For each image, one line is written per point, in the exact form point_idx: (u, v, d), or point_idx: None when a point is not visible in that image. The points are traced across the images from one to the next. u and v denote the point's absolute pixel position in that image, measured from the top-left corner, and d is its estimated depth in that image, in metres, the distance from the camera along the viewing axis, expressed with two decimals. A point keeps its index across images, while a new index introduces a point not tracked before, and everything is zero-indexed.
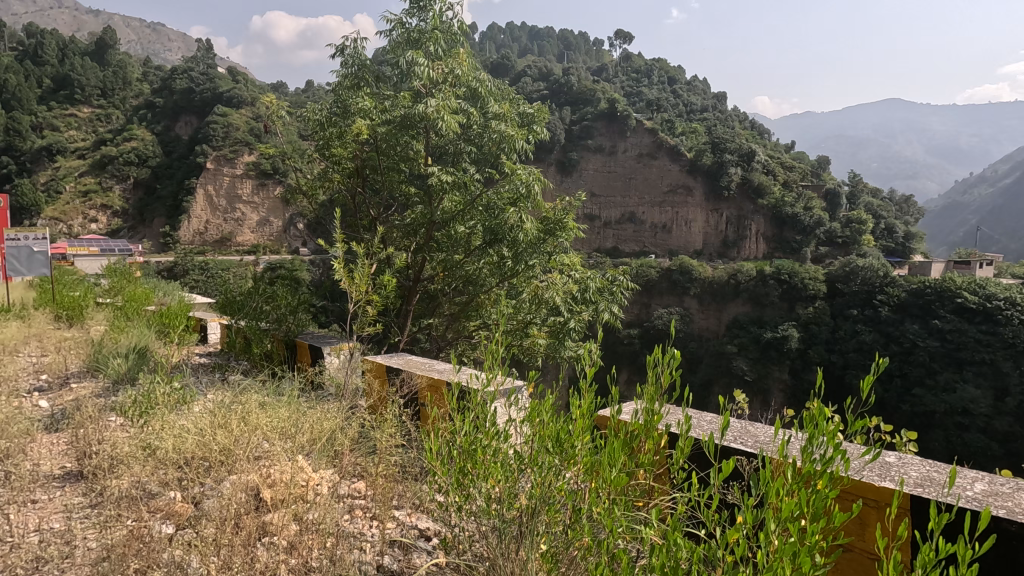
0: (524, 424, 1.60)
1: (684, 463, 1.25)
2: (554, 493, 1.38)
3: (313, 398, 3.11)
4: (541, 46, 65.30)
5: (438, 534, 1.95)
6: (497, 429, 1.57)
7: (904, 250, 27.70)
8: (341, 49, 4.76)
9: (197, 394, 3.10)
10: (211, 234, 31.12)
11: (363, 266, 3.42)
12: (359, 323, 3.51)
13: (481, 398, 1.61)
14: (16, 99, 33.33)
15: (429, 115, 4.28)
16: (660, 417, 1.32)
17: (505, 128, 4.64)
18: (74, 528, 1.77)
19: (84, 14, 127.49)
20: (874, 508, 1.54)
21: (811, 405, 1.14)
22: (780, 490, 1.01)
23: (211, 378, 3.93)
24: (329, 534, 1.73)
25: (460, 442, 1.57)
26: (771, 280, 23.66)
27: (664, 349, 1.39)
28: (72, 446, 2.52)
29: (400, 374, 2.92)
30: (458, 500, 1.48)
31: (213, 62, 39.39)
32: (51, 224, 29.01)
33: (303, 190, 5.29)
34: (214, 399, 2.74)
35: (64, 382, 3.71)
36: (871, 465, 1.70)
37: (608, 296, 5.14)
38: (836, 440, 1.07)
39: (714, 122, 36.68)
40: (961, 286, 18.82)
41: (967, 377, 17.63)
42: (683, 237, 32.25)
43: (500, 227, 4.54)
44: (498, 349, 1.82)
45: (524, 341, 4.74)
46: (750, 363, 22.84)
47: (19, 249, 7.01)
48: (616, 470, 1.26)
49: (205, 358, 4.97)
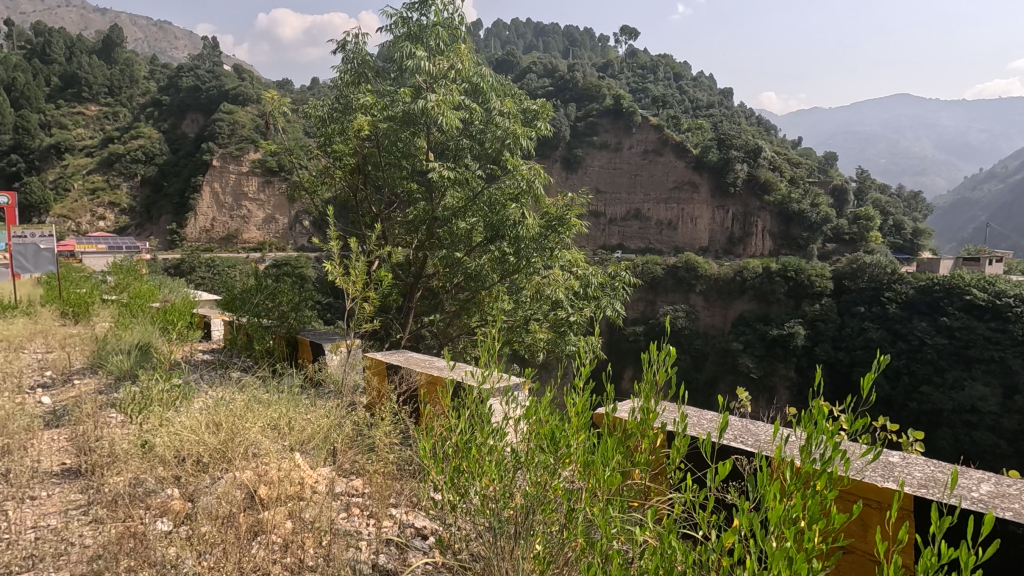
0: (521, 422, 1.59)
1: (681, 463, 1.23)
2: (550, 492, 1.38)
3: (317, 396, 3.14)
4: (547, 43, 65.23)
5: (434, 533, 1.95)
6: (492, 427, 1.56)
7: (912, 247, 27.47)
8: (341, 45, 4.73)
9: (196, 391, 3.10)
10: (217, 232, 31.29)
11: (360, 263, 3.39)
12: (357, 322, 3.46)
13: (476, 393, 1.61)
14: (24, 97, 33.71)
15: (429, 111, 4.26)
16: (654, 416, 1.31)
17: (508, 124, 4.63)
18: (69, 527, 1.77)
19: (93, 13, 128.53)
20: (876, 510, 1.52)
21: (812, 405, 1.12)
22: (779, 495, 0.99)
23: (215, 375, 3.94)
24: (324, 532, 1.75)
25: (456, 437, 1.57)
26: (778, 276, 23.51)
27: (661, 346, 1.37)
28: (71, 442, 2.55)
29: (400, 371, 2.92)
30: (453, 499, 1.49)
31: (218, 59, 39.48)
32: (60, 222, 29.21)
33: (305, 186, 5.30)
34: (214, 396, 2.74)
35: (67, 378, 3.75)
36: (875, 466, 1.67)
37: (610, 292, 5.11)
38: (837, 441, 1.05)
39: (720, 117, 36.42)
40: (970, 283, 18.86)
41: (976, 374, 17.48)
42: (688, 233, 32.05)
43: (501, 223, 4.53)
44: (495, 343, 1.83)
45: (525, 337, 4.86)
46: (755, 360, 22.69)
47: (25, 247, 7.09)
48: (610, 469, 1.25)
49: (207, 354, 5.01)
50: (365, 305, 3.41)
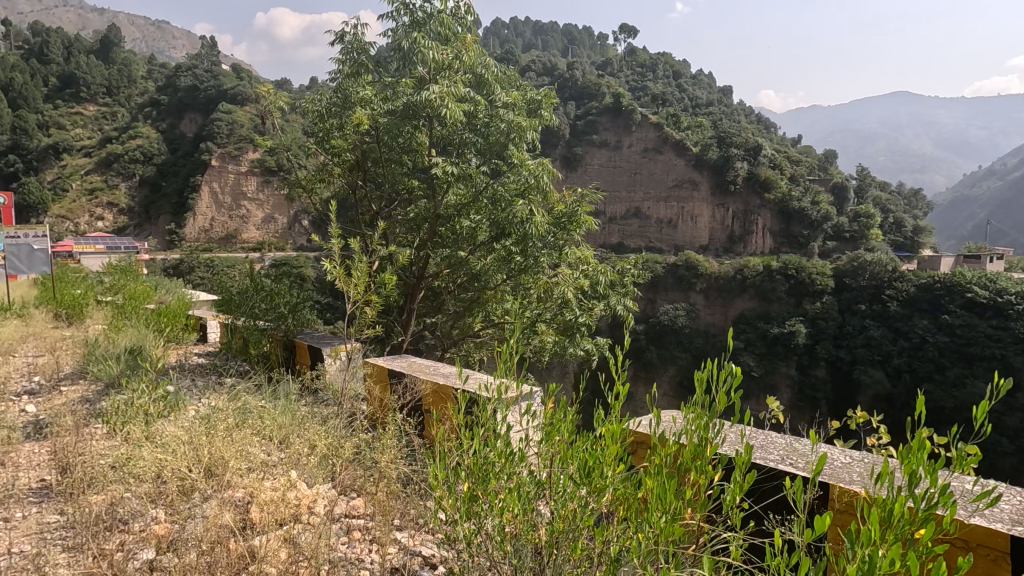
0: (541, 445, 1.53)
1: (741, 500, 1.15)
2: (580, 529, 1.30)
3: (316, 406, 3.08)
4: (545, 42, 65.29)
5: (441, 562, 1.88)
6: (511, 451, 1.49)
7: (913, 244, 27.51)
8: (340, 37, 4.67)
9: (184, 401, 3.03)
10: (216, 232, 31.10)
11: (361, 264, 3.31)
12: (358, 325, 3.40)
13: (492, 413, 1.56)
14: (22, 98, 33.72)
15: (432, 102, 4.18)
16: (709, 446, 1.24)
17: (513, 117, 4.58)
18: (41, 553, 1.69)
19: (92, 14, 128.16)
20: (986, 555, 1.51)
21: (910, 438, 1.07)
22: (889, 555, 0.89)
23: (205, 383, 3.87)
24: (321, 563, 1.71)
25: (475, 454, 1.50)
26: (778, 275, 23.42)
27: (723, 364, 1.29)
28: (52, 457, 2.50)
29: (404, 379, 2.90)
30: (466, 530, 1.41)
31: (216, 58, 39.34)
32: (58, 222, 29.14)
33: (302, 184, 5.24)
34: (205, 408, 2.70)
35: (54, 385, 3.69)
36: (970, 503, 1.64)
37: (620, 289, 5.02)
38: (938, 483, 0.98)
39: (720, 115, 36.38)
40: (971, 280, 18.87)
41: (977, 372, 17.41)
42: (688, 232, 31.94)
43: (508, 221, 4.47)
44: (514, 357, 1.78)
45: (533, 339, 4.75)
46: (756, 358, 22.39)
47: (20, 247, 7.11)
48: (662, 516, 1.16)
49: (202, 357, 4.97)
50: (366, 309, 3.33)
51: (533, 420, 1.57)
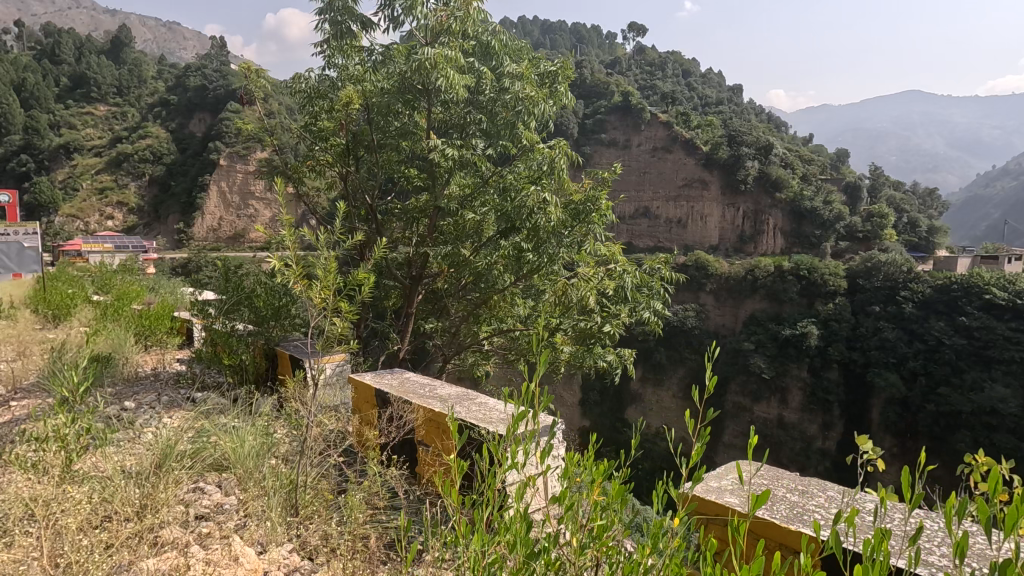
0: (567, 546, 1.33)
1: None
2: None
3: (289, 441, 3.03)
4: (552, 42, 65.24)
5: None
6: (523, 553, 1.30)
7: (928, 245, 26.98)
8: (327, 3, 4.53)
9: (130, 430, 2.96)
10: (224, 232, 30.93)
11: (331, 256, 3.06)
12: (326, 338, 3.09)
13: (503, 491, 1.35)
14: (34, 98, 34.25)
15: (427, 67, 4.05)
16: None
17: (521, 87, 4.36)
18: None
19: (103, 15, 129.85)
20: None
21: None
22: None
23: (169, 399, 3.86)
24: None
25: (477, 553, 1.32)
26: (790, 275, 22.86)
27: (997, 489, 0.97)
28: None
29: (395, 407, 2.86)
30: None
31: (225, 58, 39.32)
32: (68, 221, 29.52)
33: (290, 172, 5.06)
34: (143, 444, 2.63)
35: (7, 402, 3.70)
36: None
37: (647, 292, 4.74)
38: None
39: (729, 114, 36.01)
40: (989, 282, 18.59)
41: (996, 376, 17.30)
42: (698, 232, 31.39)
43: (516, 213, 4.35)
44: (545, 398, 1.59)
45: (549, 349, 4.68)
46: (767, 360, 21.90)
47: (8, 246, 7.23)
48: None
49: (179, 363, 5.00)
50: (336, 318, 3.01)
51: (552, 505, 1.36)
